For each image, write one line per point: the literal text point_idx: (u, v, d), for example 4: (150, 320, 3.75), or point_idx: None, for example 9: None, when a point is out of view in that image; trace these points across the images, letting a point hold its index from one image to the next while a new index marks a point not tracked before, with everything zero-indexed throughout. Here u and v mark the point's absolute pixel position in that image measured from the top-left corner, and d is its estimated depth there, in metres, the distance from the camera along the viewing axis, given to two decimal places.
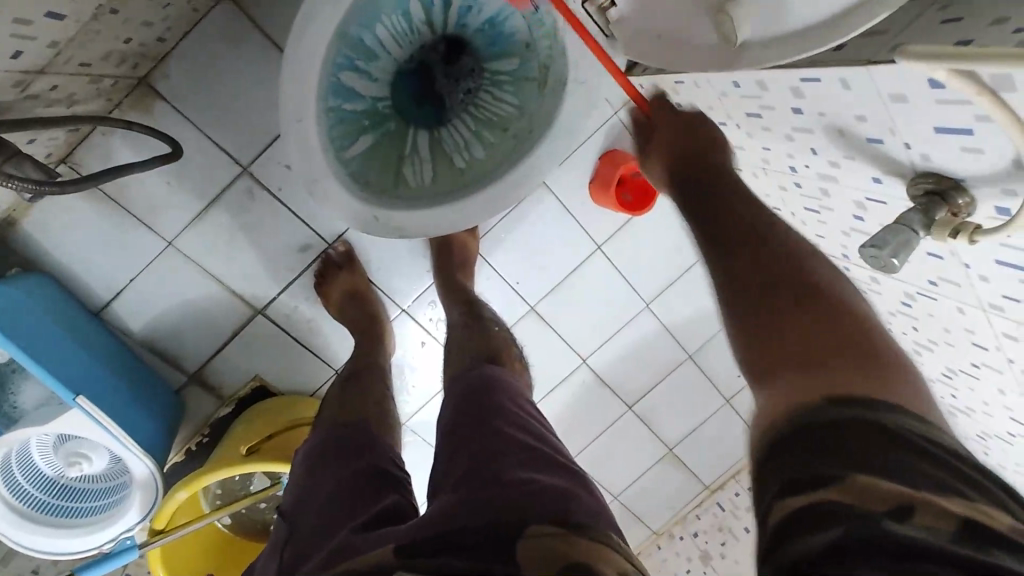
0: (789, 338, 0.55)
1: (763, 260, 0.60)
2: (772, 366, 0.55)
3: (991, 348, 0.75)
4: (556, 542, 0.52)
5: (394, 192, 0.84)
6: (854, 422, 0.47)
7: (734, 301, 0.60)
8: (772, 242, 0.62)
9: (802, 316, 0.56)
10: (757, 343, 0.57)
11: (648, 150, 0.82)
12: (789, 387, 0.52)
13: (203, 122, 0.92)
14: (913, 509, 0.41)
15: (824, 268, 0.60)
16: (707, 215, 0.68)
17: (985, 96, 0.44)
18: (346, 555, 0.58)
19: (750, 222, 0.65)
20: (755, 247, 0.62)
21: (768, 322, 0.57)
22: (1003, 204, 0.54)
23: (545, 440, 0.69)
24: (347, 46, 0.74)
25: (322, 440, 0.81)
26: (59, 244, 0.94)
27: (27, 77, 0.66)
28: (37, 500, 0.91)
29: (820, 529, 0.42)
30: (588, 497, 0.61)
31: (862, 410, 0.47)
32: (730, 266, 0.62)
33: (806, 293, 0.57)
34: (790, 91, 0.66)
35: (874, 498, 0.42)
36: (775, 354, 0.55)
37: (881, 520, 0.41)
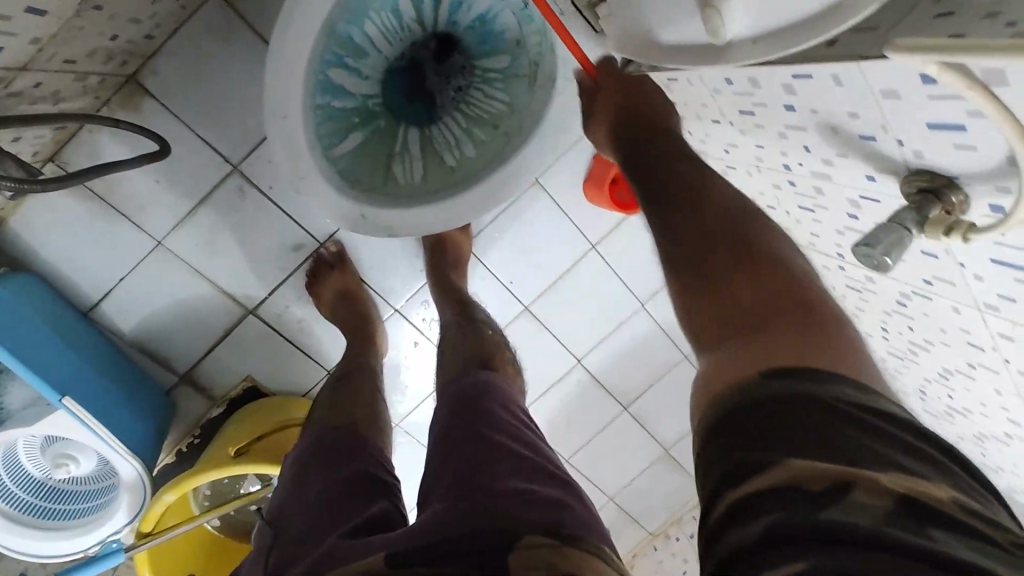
0: (734, 308, 0.56)
1: (703, 229, 0.60)
2: (718, 337, 0.56)
3: (986, 348, 0.74)
4: (551, 554, 0.51)
5: (383, 190, 0.83)
6: (792, 401, 0.47)
7: (678, 270, 0.61)
8: (715, 209, 0.62)
9: (746, 286, 0.56)
10: (702, 312, 0.58)
11: (592, 116, 0.79)
12: (731, 357, 0.53)
13: (192, 120, 0.91)
14: (850, 489, 0.41)
15: (767, 235, 0.60)
16: (651, 181, 0.67)
17: (978, 90, 0.43)
18: (334, 562, 0.57)
19: (695, 187, 0.64)
20: (698, 215, 0.62)
21: (711, 292, 0.57)
22: (998, 202, 0.53)
23: (537, 449, 0.68)
24: (335, 42, 0.73)
25: (312, 442, 0.80)
26: (47, 243, 0.93)
27: (10, 74, 0.66)
28: (23, 502, 0.90)
29: (760, 516, 0.42)
30: (580, 508, 0.60)
31: (801, 381, 0.47)
32: (672, 232, 0.62)
33: (751, 261, 0.57)
34: (783, 88, 0.66)
35: (810, 477, 0.42)
36: (720, 324, 0.56)
37: (819, 504, 0.41)
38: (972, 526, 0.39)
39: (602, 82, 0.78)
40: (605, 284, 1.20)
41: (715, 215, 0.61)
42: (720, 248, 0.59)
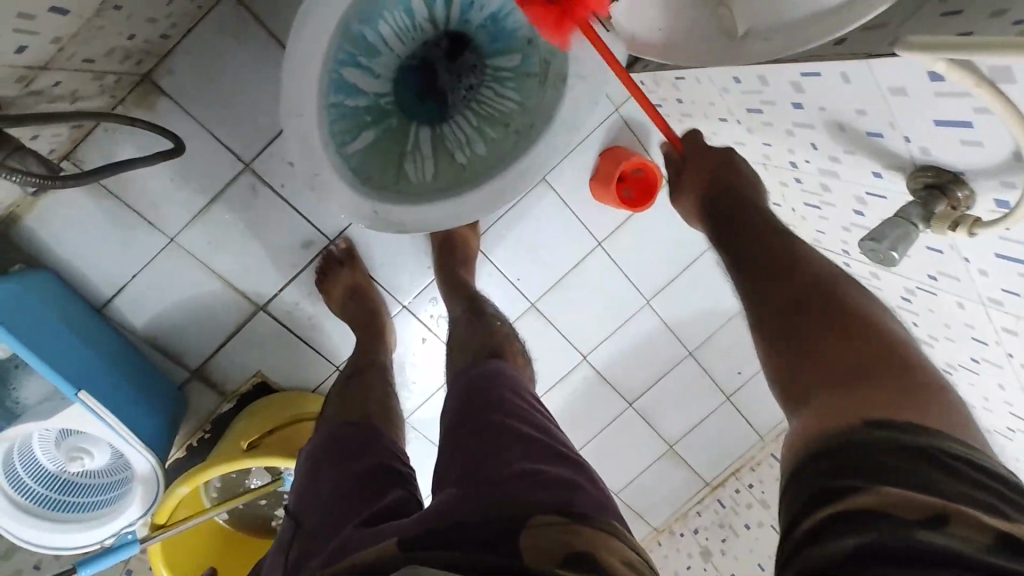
0: (826, 365, 0.54)
1: (795, 282, 0.61)
2: (808, 391, 0.54)
3: (990, 342, 0.75)
4: (559, 532, 0.52)
5: (394, 188, 0.84)
6: (890, 442, 0.46)
7: (767, 331, 0.60)
8: (802, 270, 0.62)
9: (836, 343, 0.55)
10: (791, 370, 0.56)
11: (677, 184, 0.83)
12: (823, 408, 0.51)
13: (205, 118, 0.93)
14: (948, 521, 0.40)
15: (858, 295, 0.59)
16: (740, 246, 0.68)
17: (985, 88, 0.44)
18: (347, 553, 0.58)
19: (781, 250, 0.65)
20: (788, 276, 0.62)
21: (802, 350, 0.56)
22: (1003, 197, 0.54)
23: (547, 432, 0.69)
24: (349, 42, 0.74)
25: (324, 438, 0.81)
26: (62, 240, 0.94)
27: (31, 72, 0.66)
28: (38, 495, 0.92)
29: (847, 533, 0.42)
30: (592, 488, 0.61)
31: (897, 432, 0.46)
32: (761, 294, 0.62)
33: (843, 322, 0.56)
34: (791, 86, 0.67)
35: (907, 508, 0.41)
36: (811, 379, 0.54)
37: (913, 529, 0.40)
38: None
39: (686, 152, 0.82)
40: (611, 282, 1.22)
41: (802, 275, 0.61)
42: (808, 308, 0.58)
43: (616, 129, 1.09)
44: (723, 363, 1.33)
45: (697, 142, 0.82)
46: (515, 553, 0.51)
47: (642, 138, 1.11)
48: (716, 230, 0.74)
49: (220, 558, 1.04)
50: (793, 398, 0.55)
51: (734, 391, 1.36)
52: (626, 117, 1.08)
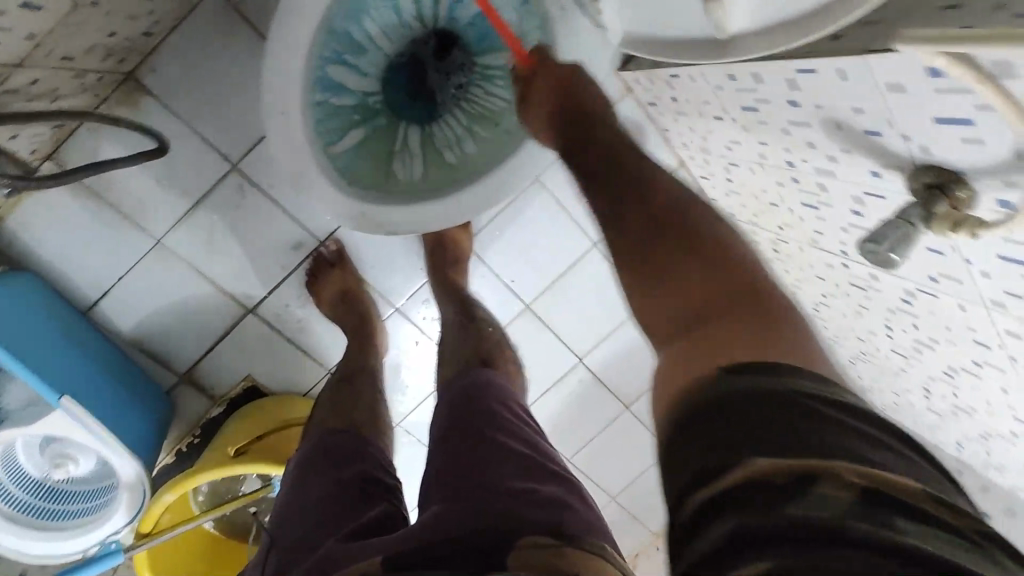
0: (685, 301, 0.57)
1: (657, 226, 0.62)
2: (673, 332, 0.57)
3: (994, 345, 0.74)
4: (547, 555, 0.51)
5: (384, 187, 0.82)
6: (752, 397, 0.46)
7: (634, 269, 0.62)
8: (664, 206, 0.64)
9: (693, 276, 0.58)
10: (656, 308, 0.59)
11: (529, 104, 0.77)
12: (688, 357, 0.53)
13: (192, 118, 0.91)
14: (814, 480, 0.41)
15: (716, 235, 0.60)
16: (603, 181, 0.69)
17: (985, 85, 0.42)
18: (333, 566, 0.57)
19: (643, 186, 0.66)
20: (651, 219, 0.63)
21: (663, 288, 0.59)
22: (1005, 196, 0.53)
23: (537, 445, 0.68)
24: (334, 39, 0.72)
25: (311, 447, 0.79)
26: (46, 242, 0.93)
27: (5, 70, 0.65)
28: (23, 502, 0.90)
29: (723, 518, 0.42)
30: (581, 506, 0.60)
31: (764, 377, 0.47)
32: (627, 231, 0.64)
33: (700, 254, 0.59)
34: (786, 83, 0.65)
35: (777, 472, 0.42)
36: (673, 317, 0.57)
37: (782, 504, 0.40)
38: (943, 518, 0.39)
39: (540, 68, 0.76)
40: (606, 283, 1.20)
41: (661, 214, 0.63)
42: (666, 242, 0.61)
43: None
44: None
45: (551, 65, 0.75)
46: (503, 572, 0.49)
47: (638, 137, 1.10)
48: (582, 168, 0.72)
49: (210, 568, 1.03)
50: (660, 338, 0.58)
51: None
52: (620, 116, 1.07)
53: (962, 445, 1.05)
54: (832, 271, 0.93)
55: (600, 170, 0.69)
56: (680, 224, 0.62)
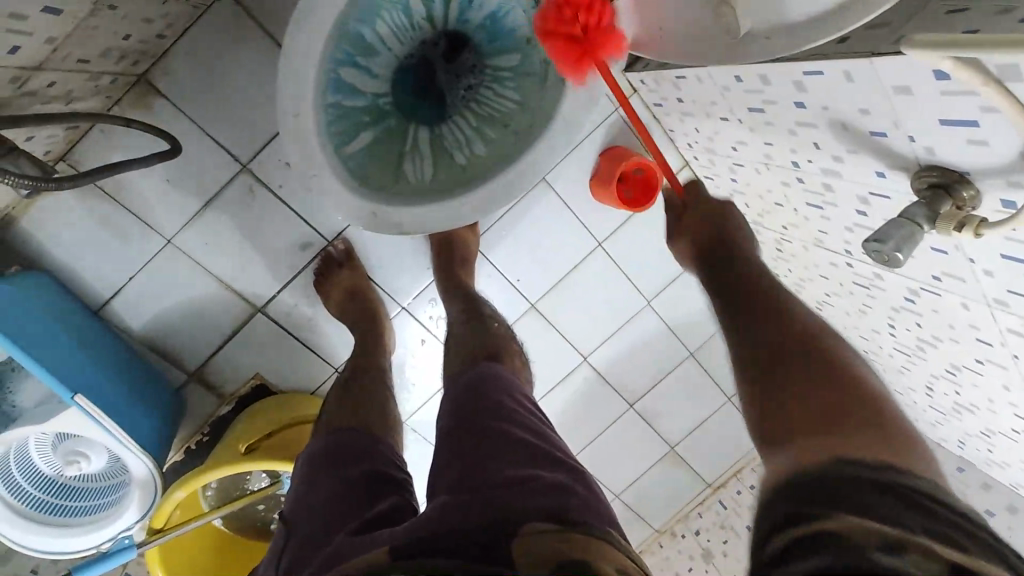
0: (800, 405, 0.54)
1: (781, 326, 0.61)
2: (784, 433, 0.53)
3: (996, 343, 0.75)
4: (554, 541, 0.51)
5: (394, 188, 0.83)
6: (856, 475, 0.45)
7: (749, 373, 0.60)
8: (789, 318, 0.62)
9: (810, 383, 0.55)
10: (766, 409, 0.56)
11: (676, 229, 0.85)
12: (799, 448, 0.50)
13: (204, 120, 0.92)
14: (905, 548, 0.39)
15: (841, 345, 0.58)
16: (734, 295, 0.69)
17: (992, 87, 0.44)
18: (342, 558, 0.58)
19: (771, 300, 0.65)
20: (776, 321, 0.62)
21: (777, 391, 0.56)
22: (1009, 197, 0.53)
23: (544, 436, 0.68)
24: (347, 42, 0.73)
25: (320, 445, 0.80)
26: (59, 242, 0.94)
27: (24, 73, 0.66)
28: (35, 499, 0.91)
29: (806, 558, 0.41)
30: (587, 494, 0.60)
31: (868, 467, 0.45)
32: (746, 340, 0.63)
33: (822, 365, 0.56)
34: (793, 85, 0.66)
35: (867, 531, 0.40)
36: (784, 417, 0.54)
37: (871, 552, 0.39)
38: None
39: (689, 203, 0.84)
40: (612, 283, 1.21)
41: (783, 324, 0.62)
42: (789, 347, 0.59)
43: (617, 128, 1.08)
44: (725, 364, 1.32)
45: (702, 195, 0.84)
46: (508, 561, 0.50)
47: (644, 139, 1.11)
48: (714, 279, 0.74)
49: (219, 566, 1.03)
50: (769, 436, 0.54)
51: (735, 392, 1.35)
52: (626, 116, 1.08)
53: (963, 443, 1.06)
54: (836, 270, 0.94)
55: (736, 287, 0.70)
56: (802, 334, 0.59)
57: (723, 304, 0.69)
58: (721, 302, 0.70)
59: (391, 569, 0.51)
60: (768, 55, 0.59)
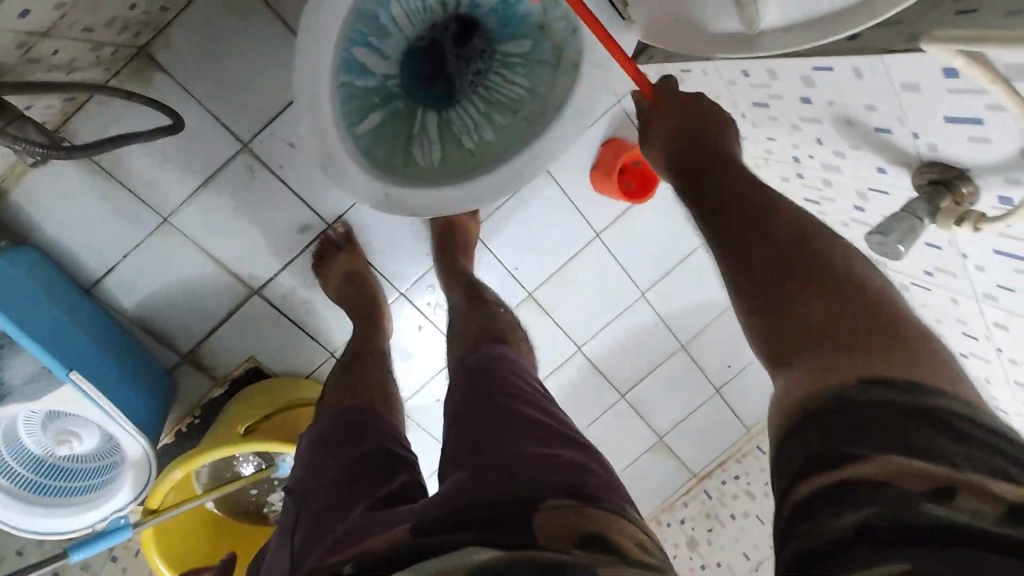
0: (804, 319, 0.52)
1: (771, 234, 0.57)
2: (790, 355, 0.51)
3: (981, 338, 0.78)
4: (570, 514, 0.54)
5: (402, 170, 0.83)
6: (894, 404, 0.44)
7: (741, 287, 0.57)
8: (778, 228, 0.58)
9: (809, 291, 0.53)
10: (767, 329, 0.54)
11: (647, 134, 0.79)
12: (811, 370, 0.48)
13: (205, 96, 0.91)
14: (954, 492, 0.41)
15: (836, 250, 0.55)
16: (712, 199, 0.64)
17: (999, 85, 0.45)
18: (360, 534, 0.59)
19: (765, 211, 0.59)
20: (761, 228, 0.58)
21: (772, 306, 0.54)
22: (1007, 194, 0.56)
23: (555, 415, 0.70)
24: (361, 20, 0.72)
25: (328, 424, 0.80)
26: (51, 217, 0.92)
27: (31, 39, 0.64)
28: (24, 479, 0.89)
29: (853, 506, 0.41)
30: (600, 470, 0.62)
31: (897, 392, 0.45)
32: (735, 250, 0.59)
33: (817, 275, 0.53)
34: (801, 79, 0.68)
35: (913, 477, 0.41)
36: (788, 336, 0.52)
37: (919, 502, 0.41)
38: None
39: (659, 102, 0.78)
40: (608, 274, 1.22)
41: (772, 236, 0.57)
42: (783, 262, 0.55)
43: (619, 121, 1.09)
44: (714, 357, 1.35)
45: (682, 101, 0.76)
46: (527, 532, 0.52)
47: None
48: (688, 185, 0.69)
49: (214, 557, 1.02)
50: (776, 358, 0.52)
51: (723, 384, 1.38)
52: (628, 109, 1.09)
53: None
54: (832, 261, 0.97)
55: (723, 195, 0.64)
56: (792, 244, 0.56)
57: (711, 219, 0.63)
58: (710, 223, 0.63)
59: (416, 547, 0.53)
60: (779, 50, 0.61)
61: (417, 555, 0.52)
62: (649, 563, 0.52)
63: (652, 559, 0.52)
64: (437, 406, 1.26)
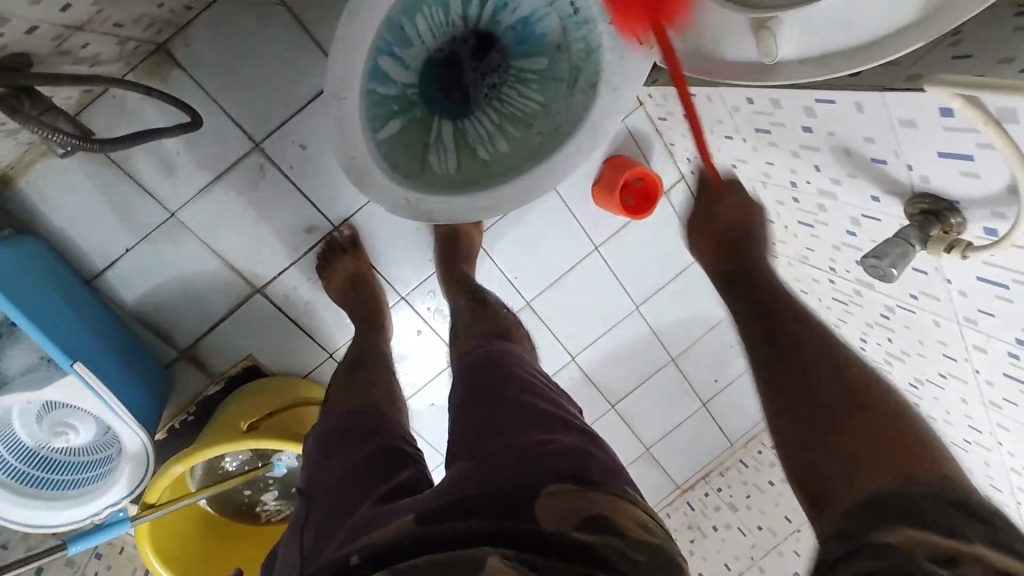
0: (845, 430, 0.59)
1: (806, 344, 0.66)
2: (834, 480, 0.57)
3: (960, 359, 0.82)
4: (572, 499, 0.57)
5: (419, 175, 0.85)
6: (920, 496, 0.51)
7: (778, 391, 0.65)
8: (815, 342, 0.66)
9: (840, 413, 0.60)
10: (809, 456, 0.59)
11: (694, 221, 0.83)
12: (840, 469, 0.57)
13: (222, 96, 0.92)
14: (960, 561, 0.46)
15: (857, 364, 0.63)
16: (754, 301, 0.73)
17: (992, 126, 0.49)
18: (368, 526, 0.60)
19: (823, 350, 0.65)
20: (803, 347, 0.66)
21: (809, 418, 0.61)
22: (992, 225, 0.60)
23: (558, 404, 0.73)
24: (388, 31, 0.75)
25: (334, 424, 0.83)
26: (55, 206, 0.91)
27: (66, 32, 0.65)
28: (15, 470, 0.88)
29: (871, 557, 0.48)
30: (601, 455, 0.65)
31: (921, 486, 0.52)
32: (782, 365, 0.66)
33: (852, 393, 0.61)
34: (803, 109, 0.73)
35: (923, 545, 0.47)
36: (822, 446, 0.59)
37: (925, 563, 0.45)
38: None
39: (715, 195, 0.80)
40: (604, 287, 1.26)
41: (812, 364, 0.64)
42: (825, 378, 0.63)
43: (622, 138, 1.14)
44: (702, 372, 1.39)
45: (738, 196, 0.78)
46: (531, 518, 0.55)
47: (644, 150, 1.16)
48: (735, 294, 0.76)
49: (178, 563, 0.97)
50: (817, 482, 0.58)
51: (710, 397, 1.42)
52: (630, 127, 1.13)
53: None
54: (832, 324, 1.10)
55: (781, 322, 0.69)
56: (835, 380, 0.62)
57: (763, 342, 0.69)
58: (764, 353, 0.68)
59: (416, 540, 0.54)
60: (806, 78, 0.63)
61: (425, 544, 0.54)
62: (648, 543, 0.54)
63: (652, 539, 0.55)
64: (430, 411, 1.27)
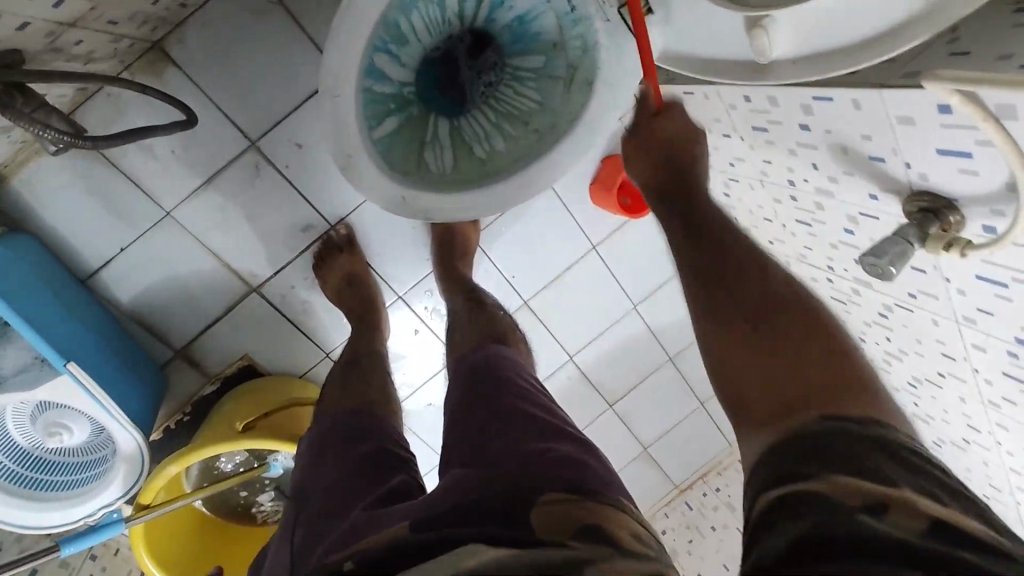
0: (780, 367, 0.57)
1: (745, 278, 0.64)
2: (766, 416, 0.55)
3: (959, 358, 0.81)
4: (568, 507, 0.56)
5: (417, 174, 0.85)
6: (842, 435, 0.50)
7: (717, 328, 0.63)
8: (757, 276, 0.64)
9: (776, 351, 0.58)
10: (746, 391, 0.58)
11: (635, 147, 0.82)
12: (770, 405, 0.55)
13: (217, 94, 0.91)
14: (889, 507, 0.43)
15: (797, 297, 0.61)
16: (693, 230, 0.71)
17: (990, 122, 0.49)
18: (361, 532, 0.60)
19: (762, 284, 0.63)
20: (742, 282, 0.64)
21: (747, 355, 0.59)
22: (991, 223, 0.60)
23: (555, 412, 0.73)
24: (384, 29, 0.74)
25: (329, 424, 0.82)
26: (49, 205, 0.91)
27: (59, 29, 0.64)
28: (9, 471, 0.87)
29: (796, 515, 0.45)
30: (597, 464, 0.64)
31: (849, 424, 0.50)
32: (718, 301, 0.64)
33: (790, 328, 0.59)
34: (801, 108, 0.72)
35: (848, 492, 0.44)
36: (759, 384, 0.57)
37: (856, 513, 0.43)
38: (991, 542, 0.41)
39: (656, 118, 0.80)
40: (601, 286, 1.25)
41: (750, 297, 0.62)
42: (762, 313, 0.61)
43: (619, 137, 1.13)
44: (700, 371, 1.39)
45: (678, 116, 0.80)
46: (528, 526, 0.54)
47: None
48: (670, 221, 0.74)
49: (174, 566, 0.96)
50: (751, 417, 0.57)
51: (708, 397, 1.41)
52: (628, 126, 1.13)
53: None
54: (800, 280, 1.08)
55: (717, 251, 0.67)
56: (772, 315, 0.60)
57: (698, 274, 0.67)
58: (700, 285, 0.66)
59: (410, 548, 0.54)
60: (804, 76, 0.63)
61: (419, 552, 0.54)
62: (643, 551, 0.54)
63: (647, 549, 0.55)
64: (428, 410, 1.27)
